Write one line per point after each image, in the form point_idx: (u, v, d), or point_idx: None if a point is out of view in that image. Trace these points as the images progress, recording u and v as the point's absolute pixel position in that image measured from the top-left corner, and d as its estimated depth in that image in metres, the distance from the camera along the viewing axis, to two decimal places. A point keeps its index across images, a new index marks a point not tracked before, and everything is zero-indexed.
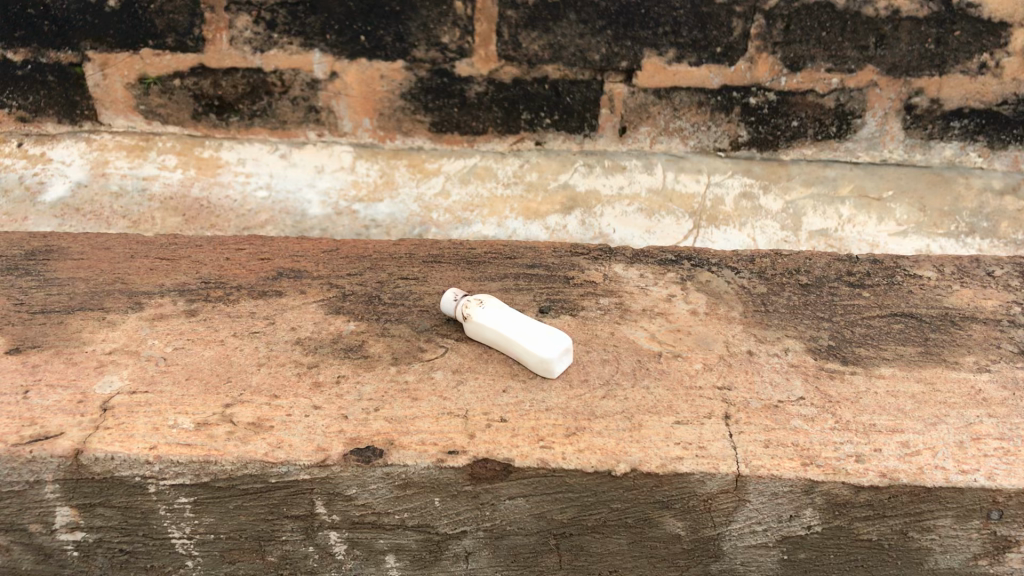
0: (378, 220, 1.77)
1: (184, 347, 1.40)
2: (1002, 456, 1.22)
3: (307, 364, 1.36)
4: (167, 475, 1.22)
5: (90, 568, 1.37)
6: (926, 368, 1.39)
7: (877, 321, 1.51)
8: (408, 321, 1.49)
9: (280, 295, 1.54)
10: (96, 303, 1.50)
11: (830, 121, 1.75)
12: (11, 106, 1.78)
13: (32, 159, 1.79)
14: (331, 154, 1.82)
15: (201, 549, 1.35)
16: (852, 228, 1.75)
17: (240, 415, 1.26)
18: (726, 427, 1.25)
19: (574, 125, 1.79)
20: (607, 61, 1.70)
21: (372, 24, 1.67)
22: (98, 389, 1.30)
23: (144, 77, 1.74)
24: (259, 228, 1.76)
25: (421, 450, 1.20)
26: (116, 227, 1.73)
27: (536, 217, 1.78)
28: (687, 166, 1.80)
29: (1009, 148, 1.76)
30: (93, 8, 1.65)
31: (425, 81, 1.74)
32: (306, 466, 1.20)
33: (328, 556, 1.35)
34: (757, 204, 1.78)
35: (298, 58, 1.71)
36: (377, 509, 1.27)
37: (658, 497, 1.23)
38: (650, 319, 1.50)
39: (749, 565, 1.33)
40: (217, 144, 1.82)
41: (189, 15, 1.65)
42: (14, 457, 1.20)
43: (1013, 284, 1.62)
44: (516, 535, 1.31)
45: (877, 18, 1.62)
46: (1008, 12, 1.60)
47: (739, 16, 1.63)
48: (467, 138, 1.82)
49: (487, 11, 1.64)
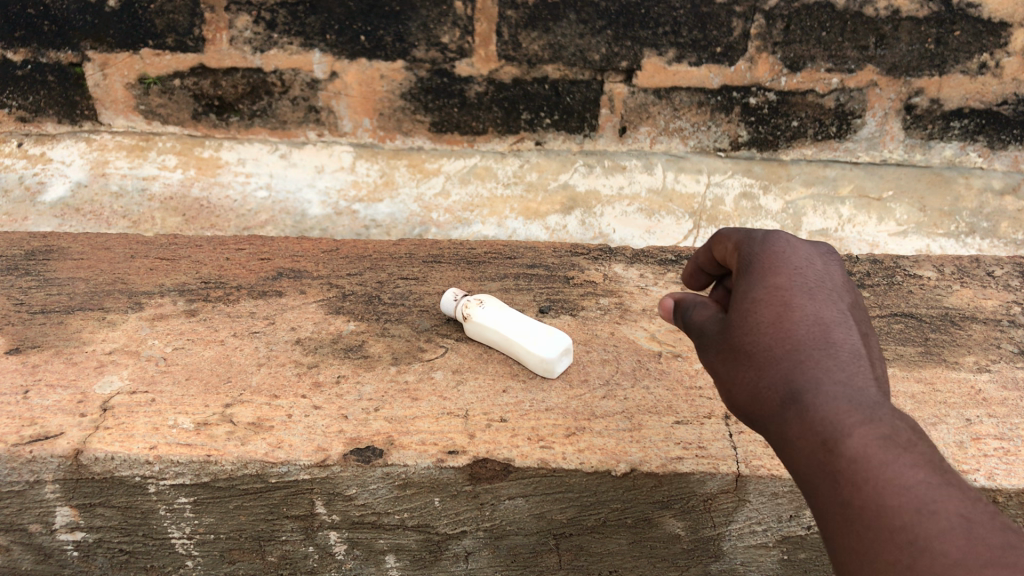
0: (378, 221, 1.77)
1: (184, 347, 1.40)
2: (1002, 456, 1.22)
3: (307, 364, 1.36)
4: (166, 476, 1.22)
5: (90, 568, 1.38)
6: (926, 368, 1.39)
7: (876, 321, 1.51)
8: (408, 321, 1.49)
9: (280, 295, 1.54)
10: (96, 303, 1.50)
11: (830, 121, 1.76)
12: (11, 106, 1.78)
13: (32, 159, 1.79)
14: (331, 154, 1.82)
15: (201, 549, 1.35)
16: (851, 228, 1.75)
17: (240, 415, 1.26)
18: (726, 427, 1.25)
19: (575, 125, 1.80)
20: (607, 61, 1.70)
21: (372, 24, 1.67)
22: (98, 389, 1.30)
23: (144, 77, 1.74)
24: (259, 228, 1.75)
25: (421, 450, 1.20)
26: (116, 227, 1.72)
27: (536, 217, 1.77)
28: (687, 166, 1.81)
29: (1009, 148, 1.76)
30: (93, 8, 1.64)
31: (425, 81, 1.74)
32: (306, 466, 1.19)
33: (328, 556, 1.36)
34: (757, 204, 1.77)
35: (298, 58, 1.71)
36: (377, 509, 1.27)
37: (657, 497, 1.23)
38: (650, 319, 1.50)
39: (749, 565, 1.33)
40: (217, 144, 1.82)
41: (189, 15, 1.64)
42: (14, 457, 1.19)
43: (1013, 284, 1.61)
44: (517, 535, 1.32)
45: (877, 17, 1.62)
46: (1008, 12, 1.60)
47: (739, 16, 1.63)
48: (467, 138, 1.83)
49: (487, 11, 1.63)
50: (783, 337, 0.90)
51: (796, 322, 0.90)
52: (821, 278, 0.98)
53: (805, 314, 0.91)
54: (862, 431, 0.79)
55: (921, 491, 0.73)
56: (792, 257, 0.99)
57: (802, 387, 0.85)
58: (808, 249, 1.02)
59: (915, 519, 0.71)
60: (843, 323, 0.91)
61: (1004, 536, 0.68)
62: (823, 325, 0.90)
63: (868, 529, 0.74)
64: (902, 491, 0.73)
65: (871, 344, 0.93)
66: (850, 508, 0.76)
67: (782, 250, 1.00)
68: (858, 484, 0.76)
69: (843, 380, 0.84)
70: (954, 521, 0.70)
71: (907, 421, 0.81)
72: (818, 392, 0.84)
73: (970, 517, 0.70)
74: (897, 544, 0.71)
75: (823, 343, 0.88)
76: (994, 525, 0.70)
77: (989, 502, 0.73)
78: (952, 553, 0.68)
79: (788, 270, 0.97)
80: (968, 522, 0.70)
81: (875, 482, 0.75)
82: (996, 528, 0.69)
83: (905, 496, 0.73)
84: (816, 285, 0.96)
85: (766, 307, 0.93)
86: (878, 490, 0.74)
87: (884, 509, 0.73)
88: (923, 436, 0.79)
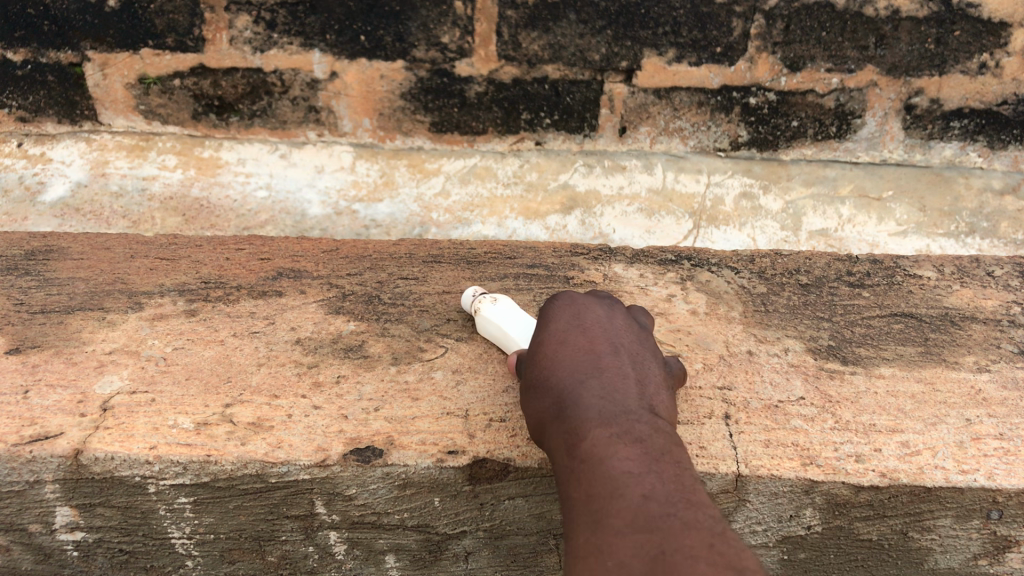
0: (378, 220, 1.76)
1: (184, 347, 1.40)
2: (1002, 456, 1.22)
3: (307, 364, 1.36)
4: (167, 476, 1.22)
5: (90, 568, 1.38)
6: (926, 368, 1.39)
7: (877, 321, 1.51)
8: (408, 321, 1.49)
9: (280, 295, 1.54)
10: (96, 303, 1.50)
11: (830, 121, 1.76)
12: (11, 106, 1.78)
13: (32, 159, 1.79)
14: (331, 154, 1.83)
15: (201, 549, 1.35)
16: (851, 228, 1.75)
17: (240, 415, 1.26)
18: (726, 427, 1.25)
19: (575, 125, 1.80)
20: (607, 61, 1.70)
21: (372, 24, 1.67)
22: (98, 389, 1.30)
23: (144, 77, 1.74)
24: (259, 228, 1.75)
25: (421, 450, 1.20)
26: (116, 227, 1.72)
27: (536, 217, 1.77)
28: (687, 166, 1.81)
29: (1008, 148, 1.77)
30: (93, 8, 1.64)
31: (425, 81, 1.74)
32: (306, 466, 1.19)
33: (328, 556, 1.36)
34: (757, 204, 1.77)
35: (298, 58, 1.71)
36: (377, 509, 1.27)
37: None
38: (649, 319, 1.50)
39: None
40: (217, 144, 1.83)
41: (189, 15, 1.64)
42: (14, 456, 1.19)
43: (1013, 284, 1.62)
44: (517, 535, 1.32)
45: (877, 17, 1.62)
46: (1008, 12, 1.60)
47: (739, 16, 1.63)
48: (467, 138, 1.83)
49: (487, 10, 1.63)
50: (553, 363, 1.10)
51: (565, 354, 1.10)
52: (601, 321, 1.18)
53: (574, 349, 1.11)
54: (594, 435, 0.96)
55: (620, 477, 0.88)
56: (574, 308, 1.20)
57: (560, 404, 1.04)
58: (595, 300, 1.23)
59: (607, 499, 0.86)
60: (607, 356, 1.11)
61: (668, 509, 0.82)
62: (590, 355, 1.10)
63: (578, 514, 0.88)
64: (605, 476, 0.89)
65: (645, 369, 1.11)
66: (574, 498, 0.91)
67: (569, 304, 1.21)
68: (579, 479, 0.92)
69: (592, 395, 1.02)
70: (634, 498, 0.84)
71: (644, 426, 0.97)
72: (569, 409, 1.02)
73: (649, 495, 0.84)
74: (587, 523, 0.86)
75: (586, 367, 1.08)
76: (668, 502, 0.83)
77: (683, 485, 0.87)
78: (619, 524, 0.82)
79: (568, 316, 1.18)
80: (644, 500, 0.84)
81: (591, 475, 0.91)
82: (668, 505, 0.83)
83: (607, 482, 0.88)
84: (591, 326, 1.17)
85: (549, 344, 1.13)
86: (589, 479, 0.90)
87: (588, 494, 0.89)
88: (654, 439, 0.95)
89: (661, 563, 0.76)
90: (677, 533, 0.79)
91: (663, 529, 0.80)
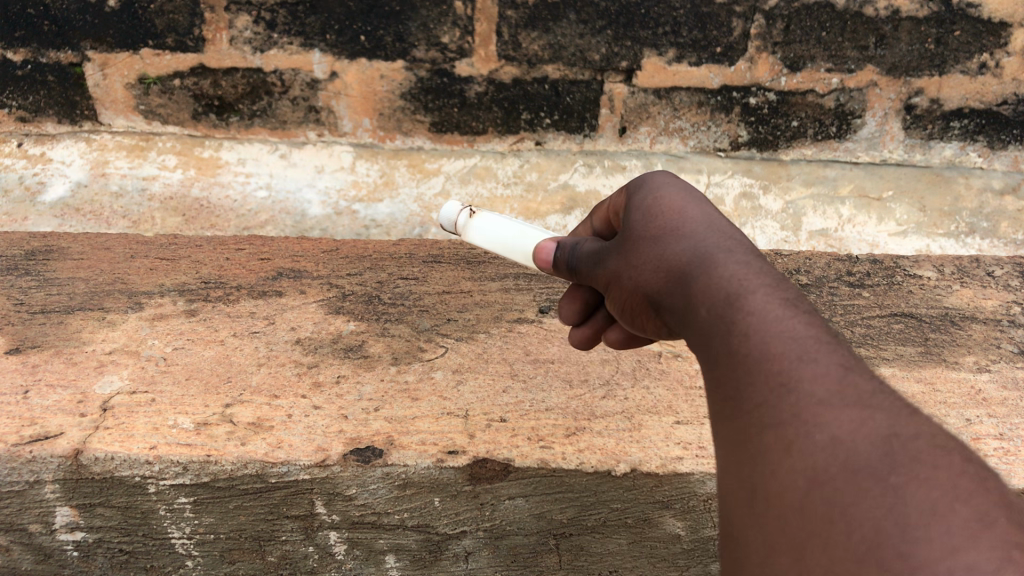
0: (377, 220, 1.76)
1: (184, 347, 1.40)
2: (1002, 455, 1.22)
3: (307, 364, 1.36)
4: (166, 476, 1.22)
5: (89, 568, 1.38)
6: (926, 368, 1.39)
7: (877, 321, 1.51)
8: (408, 321, 1.49)
9: (280, 295, 1.54)
10: (96, 303, 1.50)
11: (830, 121, 1.76)
12: (11, 106, 1.78)
13: (32, 159, 1.79)
14: (331, 154, 1.82)
15: (201, 549, 1.35)
16: (851, 228, 1.74)
17: (240, 415, 1.26)
18: None
19: (575, 125, 1.80)
20: (607, 61, 1.70)
21: (373, 24, 1.67)
22: (98, 389, 1.30)
23: (144, 77, 1.74)
24: (259, 228, 1.74)
25: (421, 450, 1.20)
26: (116, 227, 1.72)
27: (536, 217, 1.76)
28: (687, 166, 1.79)
29: (1009, 148, 1.77)
30: (94, 8, 1.64)
31: (425, 81, 1.74)
32: (306, 466, 1.19)
33: (328, 556, 1.36)
34: (757, 204, 1.76)
35: (298, 58, 1.71)
36: (377, 509, 1.27)
37: (658, 497, 1.23)
38: None
39: None
40: (217, 144, 1.82)
41: (189, 15, 1.64)
42: (14, 456, 1.19)
43: (1013, 283, 1.62)
44: (517, 535, 1.32)
45: (877, 18, 1.62)
46: (1007, 12, 1.61)
47: (739, 16, 1.63)
48: (467, 138, 1.83)
49: (487, 11, 1.64)
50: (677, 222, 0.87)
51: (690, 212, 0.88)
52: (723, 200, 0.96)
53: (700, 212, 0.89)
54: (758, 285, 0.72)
55: (807, 342, 0.65)
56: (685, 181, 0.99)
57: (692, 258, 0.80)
58: None
59: (793, 362, 0.63)
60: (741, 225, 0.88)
61: (882, 388, 0.61)
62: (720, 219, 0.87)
63: (748, 376, 0.65)
64: (786, 335, 0.66)
65: None
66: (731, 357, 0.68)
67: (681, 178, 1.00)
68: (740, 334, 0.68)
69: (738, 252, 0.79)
70: (834, 366, 0.62)
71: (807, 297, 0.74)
72: (709, 259, 0.78)
73: (851, 367, 0.63)
74: (765, 391, 0.63)
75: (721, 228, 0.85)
76: (875, 378, 0.63)
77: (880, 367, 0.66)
78: (822, 393, 0.60)
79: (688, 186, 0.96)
80: (847, 372, 0.62)
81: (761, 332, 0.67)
82: (880, 383, 0.62)
83: (788, 340, 0.65)
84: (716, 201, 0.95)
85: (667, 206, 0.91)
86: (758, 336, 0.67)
87: (758, 353, 0.66)
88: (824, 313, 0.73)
89: (899, 445, 0.55)
90: (908, 417, 0.58)
91: (887, 408, 0.59)
